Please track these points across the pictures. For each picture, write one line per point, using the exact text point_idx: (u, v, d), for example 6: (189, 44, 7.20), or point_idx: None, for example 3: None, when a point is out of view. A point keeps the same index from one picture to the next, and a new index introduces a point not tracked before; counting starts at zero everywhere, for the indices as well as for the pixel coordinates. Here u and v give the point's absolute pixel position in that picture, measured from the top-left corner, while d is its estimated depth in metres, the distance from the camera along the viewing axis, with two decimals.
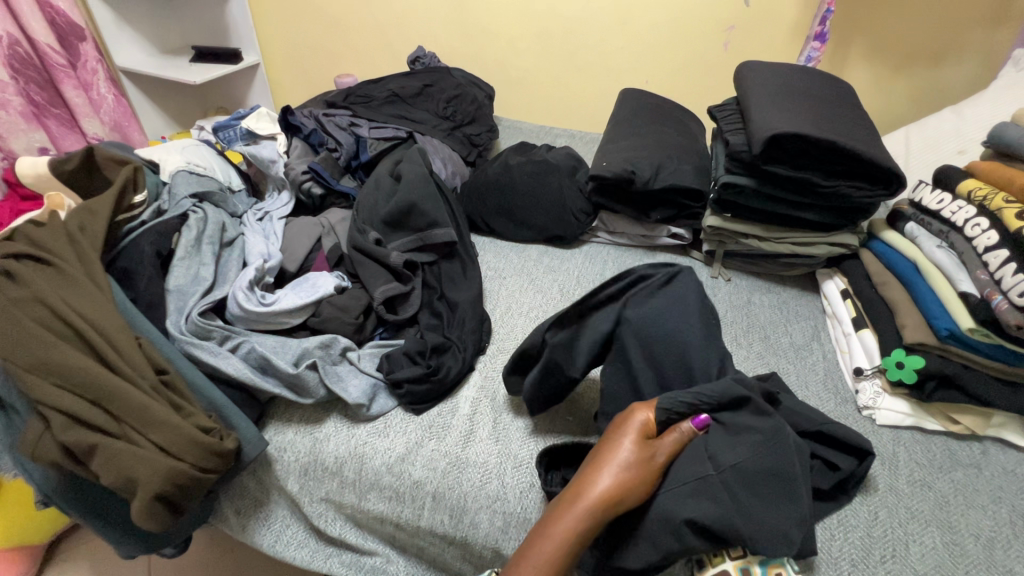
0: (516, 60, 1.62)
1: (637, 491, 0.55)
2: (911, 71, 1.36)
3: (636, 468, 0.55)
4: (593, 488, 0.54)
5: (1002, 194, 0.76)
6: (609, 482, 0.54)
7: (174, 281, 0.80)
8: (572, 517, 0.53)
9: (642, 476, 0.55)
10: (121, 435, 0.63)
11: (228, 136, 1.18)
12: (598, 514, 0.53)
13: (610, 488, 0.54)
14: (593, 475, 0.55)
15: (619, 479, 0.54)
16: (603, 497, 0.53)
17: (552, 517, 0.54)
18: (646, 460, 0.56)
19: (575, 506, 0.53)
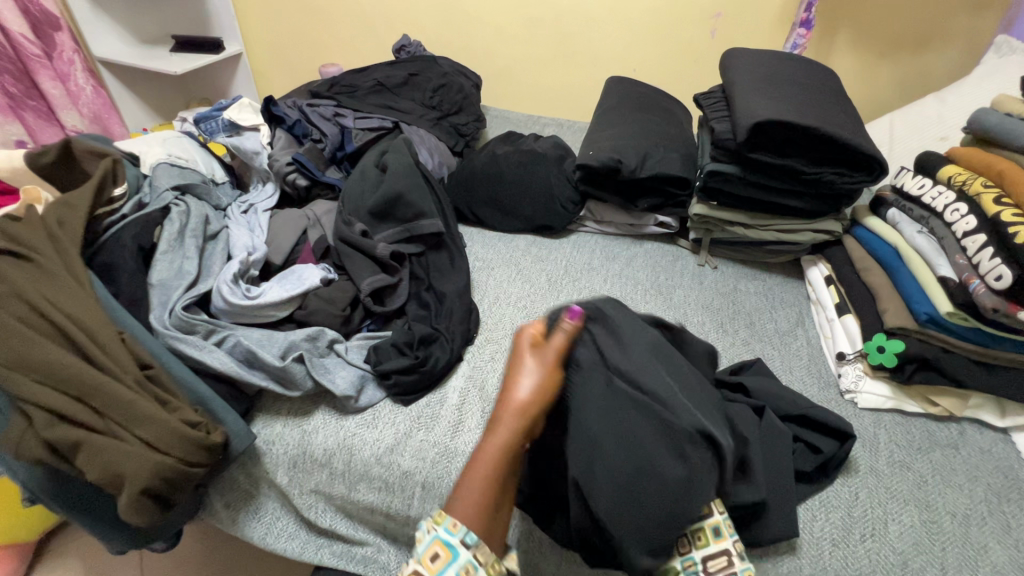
0: (504, 48, 1.61)
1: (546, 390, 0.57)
2: (896, 58, 1.37)
3: (539, 370, 0.58)
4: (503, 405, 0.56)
5: (981, 179, 0.77)
6: (520, 395, 0.56)
7: (157, 275, 0.79)
8: (499, 434, 0.54)
9: (547, 377, 0.58)
10: (106, 430, 0.62)
11: (209, 127, 1.13)
12: (524, 419, 0.55)
13: (523, 398, 0.56)
14: (505, 392, 0.56)
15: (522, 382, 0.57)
16: (515, 405, 0.55)
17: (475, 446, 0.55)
18: (545, 362, 0.58)
19: (502, 422, 0.55)
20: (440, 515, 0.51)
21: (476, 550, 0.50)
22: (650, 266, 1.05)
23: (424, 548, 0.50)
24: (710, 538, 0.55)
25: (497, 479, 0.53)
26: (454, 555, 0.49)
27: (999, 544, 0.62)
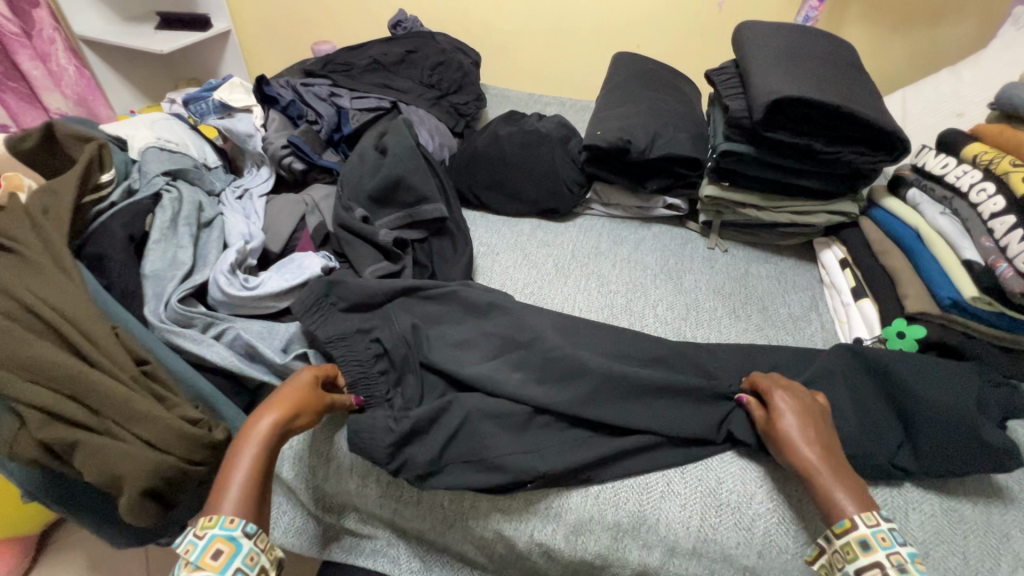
0: (503, 23, 1.54)
1: (313, 414, 0.62)
2: (909, 31, 1.32)
3: (308, 393, 0.62)
4: (265, 418, 0.58)
5: (1008, 157, 0.74)
6: (286, 404, 0.60)
7: (151, 266, 0.75)
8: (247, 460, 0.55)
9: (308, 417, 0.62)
10: (103, 429, 0.60)
11: (200, 110, 1.10)
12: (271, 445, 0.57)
13: (286, 411, 0.59)
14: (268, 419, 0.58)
15: (294, 400, 0.61)
16: (283, 416, 0.59)
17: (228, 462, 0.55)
18: (315, 404, 0.63)
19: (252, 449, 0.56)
20: (209, 520, 0.50)
21: (257, 537, 0.51)
22: (658, 250, 1.02)
23: (203, 549, 0.48)
24: (859, 553, 0.51)
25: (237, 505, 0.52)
26: (237, 548, 0.49)
27: (1021, 532, 0.62)
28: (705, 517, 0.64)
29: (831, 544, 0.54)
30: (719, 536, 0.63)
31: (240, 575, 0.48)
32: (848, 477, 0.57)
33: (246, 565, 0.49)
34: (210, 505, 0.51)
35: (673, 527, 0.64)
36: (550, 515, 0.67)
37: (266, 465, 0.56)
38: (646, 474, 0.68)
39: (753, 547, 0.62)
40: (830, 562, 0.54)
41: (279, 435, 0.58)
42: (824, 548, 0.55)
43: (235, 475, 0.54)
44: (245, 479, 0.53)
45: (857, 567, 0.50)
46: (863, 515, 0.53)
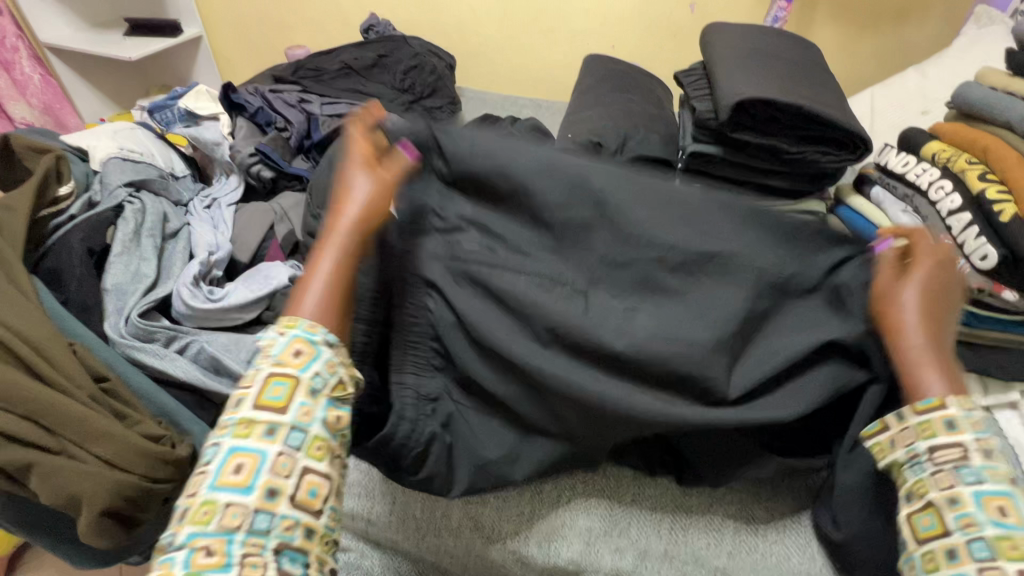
0: (478, 26, 1.54)
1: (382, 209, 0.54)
2: (876, 31, 1.35)
3: (377, 192, 0.53)
4: (339, 226, 0.52)
5: (965, 155, 0.76)
6: (359, 199, 0.52)
7: (112, 279, 0.74)
8: (337, 255, 0.51)
9: (381, 201, 0.53)
10: (61, 450, 0.59)
11: (165, 118, 1.06)
12: (356, 235, 0.52)
13: (358, 217, 0.52)
14: (336, 214, 0.52)
15: (361, 203, 0.52)
16: (354, 224, 0.52)
17: (311, 257, 0.51)
18: (382, 185, 0.54)
19: (332, 245, 0.51)
20: (291, 321, 0.48)
21: (338, 347, 0.48)
22: None
23: (284, 347, 0.46)
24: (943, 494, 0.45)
25: (323, 302, 0.49)
26: (319, 353, 0.46)
27: None
28: (675, 519, 0.65)
29: (902, 421, 0.48)
30: (689, 538, 0.64)
31: (319, 377, 0.46)
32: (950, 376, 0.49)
33: (327, 372, 0.46)
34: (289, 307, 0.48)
35: (645, 529, 0.65)
36: (522, 521, 0.67)
37: (342, 278, 0.50)
38: (615, 477, 0.68)
39: (723, 546, 0.63)
40: (890, 440, 0.49)
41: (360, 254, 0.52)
42: (890, 426, 0.49)
43: (314, 284, 0.50)
44: (321, 285, 0.49)
45: (934, 444, 0.46)
46: (958, 398, 0.47)
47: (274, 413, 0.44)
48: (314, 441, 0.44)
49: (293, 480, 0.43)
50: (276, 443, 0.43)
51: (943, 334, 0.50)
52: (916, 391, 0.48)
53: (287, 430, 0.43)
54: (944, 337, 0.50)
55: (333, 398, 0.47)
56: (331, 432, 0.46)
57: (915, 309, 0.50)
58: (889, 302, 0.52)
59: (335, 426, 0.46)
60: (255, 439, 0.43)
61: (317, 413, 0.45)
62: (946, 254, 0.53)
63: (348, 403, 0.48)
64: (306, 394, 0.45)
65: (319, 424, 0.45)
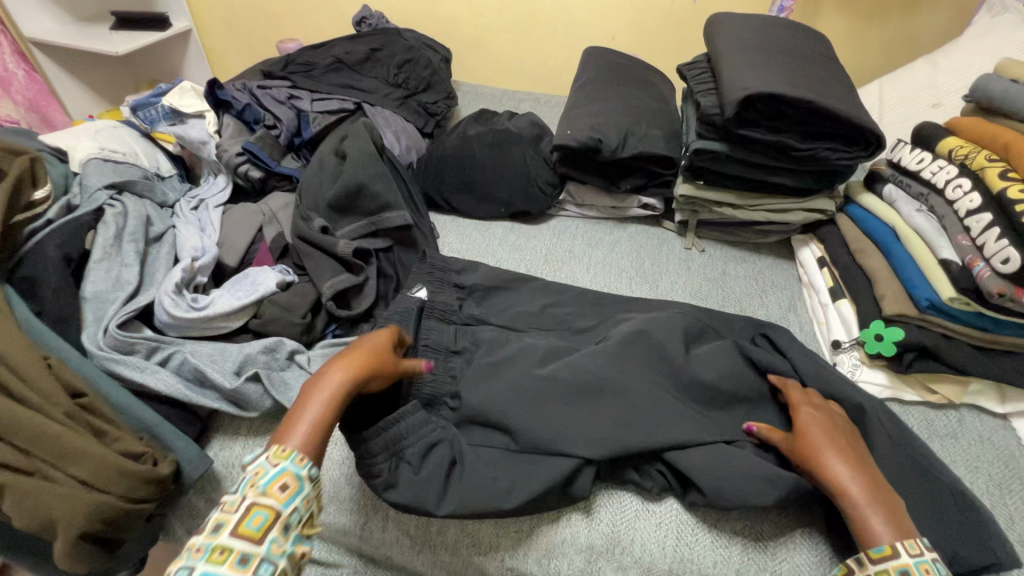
0: (474, 18, 1.50)
1: (388, 372, 0.59)
2: (885, 19, 1.30)
3: (382, 354, 0.59)
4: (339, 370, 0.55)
5: (984, 152, 0.72)
6: (365, 351, 0.58)
7: (91, 287, 0.71)
8: (328, 393, 0.53)
9: (383, 365, 0.58)
10: (33, 470, 0.56)
11: (149, 117, 1.00)
12: (352, 384, 0.55)
13: (355, 368, 0.55)
14: (341, 363, 0.56)
15: (372, 357, 0.58)
16: (357, 371, 0.55)
17: (304, 394, 0.53)
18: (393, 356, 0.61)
19: (328, 386, 0.53)
20: (282, 451, 0.48)
21: (318, 486, 0.49)
22: (634, 251, 0.98)
23: (272, 478, 0.46)
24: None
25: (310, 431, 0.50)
26: (302, 487, 0.47)
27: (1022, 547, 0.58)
28: (681, 537, 0.62)
29: (862, 569, 0.48)
30: (697, 556, 0.61)
31: (297, 513, 0.46)
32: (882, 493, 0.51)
33: (304, 502, 0.47)
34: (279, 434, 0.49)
35: (650, 547, 0.62)
36: (521, 538, 0.64)
37: (336, 414, 0.53)
38: (619, 491, 0.65)
39: (730, 565, 0.60)
40: None
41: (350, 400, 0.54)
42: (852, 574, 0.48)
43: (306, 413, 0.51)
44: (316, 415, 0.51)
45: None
46: (905, 542, 0.47)
47: (249, 543, 0.42)
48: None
49: None
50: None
51: (860, 464, 0.54)
52: (864, 537, 0.49)
53: (260, 561, 0.42)
54: (868, 472, 0.53)
55: (302, 533, 0.47)
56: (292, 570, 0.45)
57: (824, 447, 0.55)
58: (803, 447, 0.56)
59: (297, 561, 0.45)
60: (229, 568, 0.41)
61: (287, 546, 0.44)
62: (829, 411, 0.60)
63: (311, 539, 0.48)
64: (282, 527, 0.44)
65: (286, 558, 0.44)
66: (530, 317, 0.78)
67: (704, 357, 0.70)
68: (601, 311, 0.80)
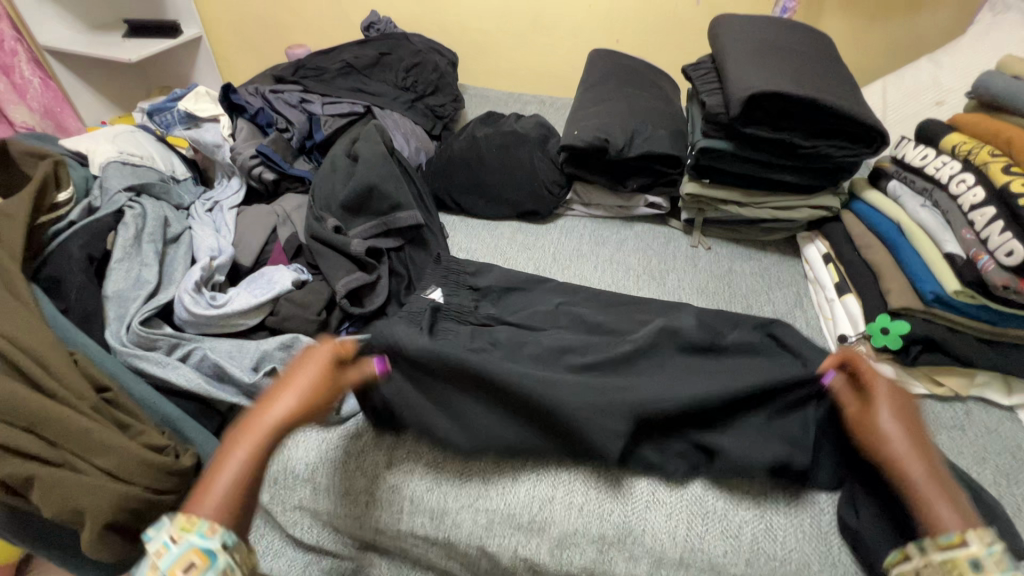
0: (480, 22, 1.52)
1: (324, 405, 0.53)
2: (888, 19, 1.31)
3: (320, 384, 0.53)
4: (264, 415, 0.50)
5: (987, 147, 0.73)
6: (291, 392, 0.52)
7: (113, 286, 0.73)
8: (242, 447, 0.48)
9: (315, 401, 0.52)
10: (62, 462, 0.57)
11: (165, 121, 1.05)
12: (275, 434, 0.49)
13: (284, 414, 0.50)
14: (263, 408, 0.51)
15: (300, 396, 0.51)
16: (282, 420, 0.50)
17: (220, 449, 0.48)
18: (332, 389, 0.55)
19: (247, 436, 0.49)
20: (189, 522, 0.45)
21: (237, 549, 0.45)
22: (641, 249, 0.99)
23: (176, 558, 0.43)
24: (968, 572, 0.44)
25: (227, 495, 0.46)
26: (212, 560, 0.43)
27: None
28: (691, 527, 0.63)
29: (925, 557, 0.47)
30: (705, 545, 0.62)
31: None
32: (947, 483, 0.51)
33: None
34: (190, 502, 0.45)
35: (661, 537, 0.63)
36: (534, 529, 0.65)
37: (256, 473, 0.48)
38: (629, 482, 0.66)
39: (741, 554, 0.61)
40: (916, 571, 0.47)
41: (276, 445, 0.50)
42: (913, 556, 0.48)
43: (222, 470, 0.47)
44: (229, 479, 0.47)
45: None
46: (975, 532, 0.46)
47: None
48: None
49: None
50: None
51: (933, 461, 0.52)
52: (930, 522, 0.48)
53: None
54: (938, 468, 0.51)
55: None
56: None
57: (899, 436, 0.53)
58: (868, 428, 0.55)
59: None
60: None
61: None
62: (895, 389, 0.57)
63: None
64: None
65: None
66: (540, 313, 0.79)
67: (712, 351, 0.71)
68: (610, 308, 0.81)
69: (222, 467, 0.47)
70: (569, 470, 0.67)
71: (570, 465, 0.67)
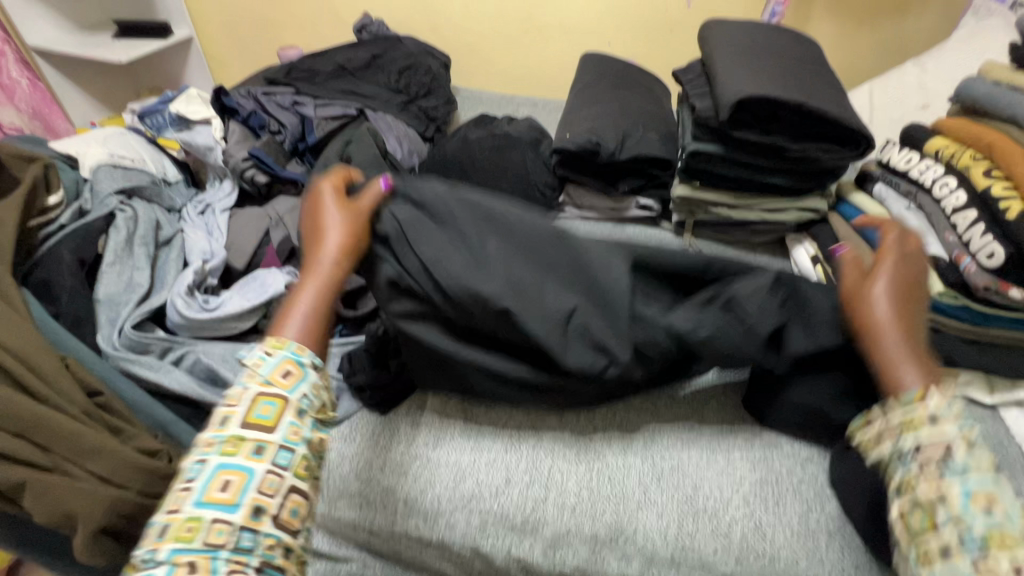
0: (472, 24, 1.52)
1: (361, 246, 0.63)
2: (874, 23, 1.34)
3: (351, 222, 0.62)
4: (319, 263, 0.59)
5: (969, 151, 0.75)
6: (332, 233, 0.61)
7: (105, 290, 0.73)
8: (313, 278, 0.58)
9: (352, 232, 0.62)
10: (53, 467, 0.56)
11: (157, 123, 1.06)
12: (334, 262, 0.60)
13: (334, 248, 0.60)
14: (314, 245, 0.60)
15: (341, 233, 0.61)
16: (335, 257, 0.60)
17: (293, 291, 0.58)
18: (355, 214, 0.63)
19: (314, 270, 0.59)
20: (279, 341, 0.54)
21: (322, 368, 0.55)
22: None
23: (273, 369, 0.52)
24: (925, 424, 0.49)
25: (314, 315, 0.57)
26: (304, 373, 0.53)
27: None
28: (682, 526, 0.63)
29: (888, 410, 0.52)
30: (696, 544, 0.62)
31: (305, 399, 0.53)
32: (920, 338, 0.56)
33: (311, 392, 0.53)
34: (278, 330, 0.56)
35: (652, 536, 0.63)
36: (527, 530, 0.65)
37: (326, 302, 0.58)
38: (621, 483, 0.67)
39: (731, 553, 0.61)
40: (878, 433, 0.52)
41: (340, 277, 0.60)
42: (874, 420, 0.53)
43: (304, 303, 0.57)
44: (303, 312, 0.57)
45: (920, 438, 0.49)
46: (933, 390, 0.51)
47: (263, 431, 0.50)
48: (301, 459, 0.51)
49: (279, 498, 0.49)
50: (264, 462, 0.49)
51: (912, 334, 0.56)
52: (892, 386, 0.53)
53: (275, 449, 0.50)
54: (911, 341, 0.55)
55: (315, 420, 0.53)
56: (309, 452, 0.52)
57: (885, 302, 0.57)
58: (859, 295, 0.59)
59: (316, 448, 0.53)
60: (245, 456, 0.49)
61: (304, 431, 0.52)
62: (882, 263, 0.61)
63: (328, 424, 0.55)
64: (292, 416, 0.51)
65: (304, 444, 0.52)
66: None
67: None
68: None
69: (302, 301, 0.57)
70: (561, 471, 0.68)
71: (562, 466, 0.68)
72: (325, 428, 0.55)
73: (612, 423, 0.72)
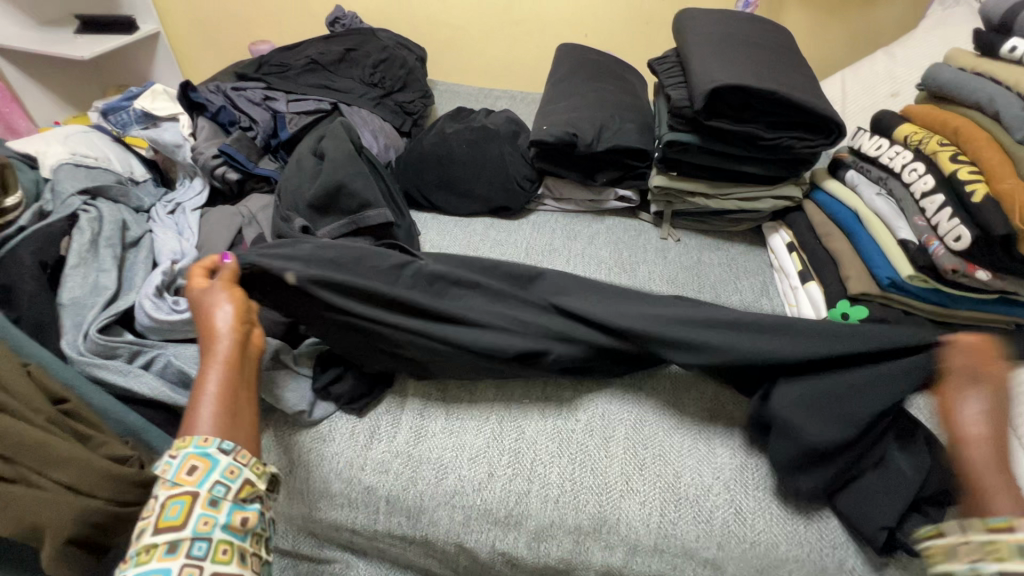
0: (448, 16, 1.51)
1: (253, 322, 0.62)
2: (844, 14, 1.35)
3: (239, 307, 0.61)
4: (214, 349, 0.56)
5: (937, 137, 0.76)
6: (224, 328, 0.58)
7: (69, 293, 0.70)
8: (215, 363, 0.55)
9: (242, 312, 0.61)
10: (17, 479, 0.53)
11: (122, 120, 0.99)
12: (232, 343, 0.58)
13: (230, 329, 0.58)
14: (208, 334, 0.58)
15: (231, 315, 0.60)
16: (229, 336, 0.58)
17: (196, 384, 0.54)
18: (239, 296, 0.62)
19: (213, 354, 0.56)
20: (185, 439, 0.50)
21: (236, 452, 0.51)
22: (612, 243, 1.00)
23: (179, 466, 0.48)
24: (1013, 555, 0.42)
25: (226, 395, 0.54)
26: (213, 463, 0.49)
27: None
28: (665, 513, 0.64)
29: (971, 535, 0.46)
30: (679, 530, 0.63)
31: (220, 487, 0.48)
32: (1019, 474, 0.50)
33: (224, 478, 0.49)
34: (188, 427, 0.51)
35: (635, 524, 0.63)
36: (510, 524, 0.65)
37: (234, 384, 0.55)
38: (603, 472, 0.67)
39: (712, 539, 0.62)
40: (950, 549, 0.47)
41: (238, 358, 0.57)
42: (949, 537, 0.48)
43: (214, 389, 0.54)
44: (210, 408, 0.52)
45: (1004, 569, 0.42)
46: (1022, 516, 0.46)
47: (172, 531, 0.45)
48: (218, 547, 0.46)
49: None
50: (179, 557, 0.44)
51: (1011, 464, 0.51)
52: (986, 508, 0.48)
53: (189, 542, 0.45)
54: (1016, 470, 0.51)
55: (237, 502, 0.49)
56: (234, 537, 0.48)
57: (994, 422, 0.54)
58: (957, 414, 0.56)
59: (241, 528, 0.48)
60: (157, 559, 0.44)
61: (220, 518, 0.47)
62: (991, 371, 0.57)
63: (255, 503, 0.51)
64: (206, 504, 0.47)
65: (222, 529, 0.47)
66: None
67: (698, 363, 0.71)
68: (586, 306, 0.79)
69: (207, 387, 0.53)
70: (543, 463, 0.67)
71: (546, 459, 0.68)
72: (254, 506, 0.50)
73: (594, 412, 0.72)
